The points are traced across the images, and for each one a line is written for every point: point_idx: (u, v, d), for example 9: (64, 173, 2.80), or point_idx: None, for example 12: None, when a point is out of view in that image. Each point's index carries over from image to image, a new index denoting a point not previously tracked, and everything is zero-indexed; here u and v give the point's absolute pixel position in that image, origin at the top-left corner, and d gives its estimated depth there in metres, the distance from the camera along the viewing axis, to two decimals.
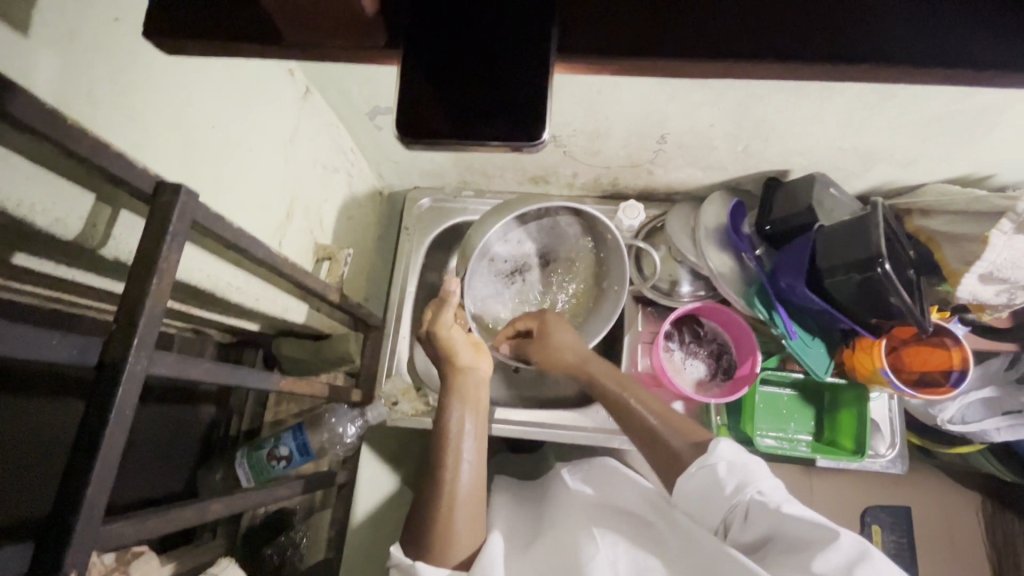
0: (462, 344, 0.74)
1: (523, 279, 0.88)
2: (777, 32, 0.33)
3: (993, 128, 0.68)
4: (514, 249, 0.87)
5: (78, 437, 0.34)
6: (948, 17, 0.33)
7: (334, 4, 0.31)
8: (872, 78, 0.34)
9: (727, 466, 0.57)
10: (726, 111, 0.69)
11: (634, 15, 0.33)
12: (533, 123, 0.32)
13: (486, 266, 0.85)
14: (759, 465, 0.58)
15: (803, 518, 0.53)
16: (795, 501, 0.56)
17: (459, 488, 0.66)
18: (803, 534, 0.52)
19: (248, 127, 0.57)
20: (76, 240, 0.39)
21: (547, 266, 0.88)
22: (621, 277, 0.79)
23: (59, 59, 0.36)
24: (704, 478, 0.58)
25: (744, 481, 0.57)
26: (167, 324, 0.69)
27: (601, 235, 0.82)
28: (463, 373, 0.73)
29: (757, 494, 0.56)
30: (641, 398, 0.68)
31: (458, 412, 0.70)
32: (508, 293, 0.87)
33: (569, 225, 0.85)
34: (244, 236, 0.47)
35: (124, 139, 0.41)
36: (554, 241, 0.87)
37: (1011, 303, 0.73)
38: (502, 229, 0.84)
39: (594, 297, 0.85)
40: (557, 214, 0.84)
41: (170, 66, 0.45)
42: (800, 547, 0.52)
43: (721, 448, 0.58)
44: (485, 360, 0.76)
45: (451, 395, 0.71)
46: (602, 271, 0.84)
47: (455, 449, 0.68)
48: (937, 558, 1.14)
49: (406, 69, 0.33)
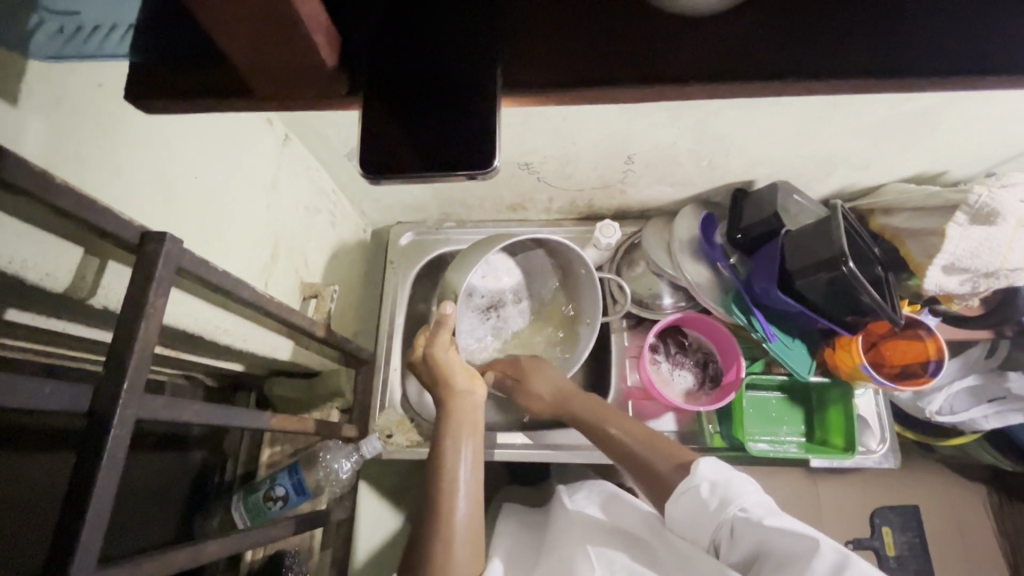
0: (457, 369, 0.75)
1: (499, 314, 0.91)
2: (715, 57, 0.35)
3: (937, 127, 0.72)
4: (493, 285, 0.90)
5: (72, 484, 0.35)
6: (870, 30, 0.35)
7: (298, 62, 0.33)
8: (811, 92, 0.37)
9: (708, 486, 0.58)
10: (686, 128, 0.73)
11: (579, 47, 0.36)
12: (485, 152, 0.35)
13: (464, 302, 0.87)
14: (744, 483, 0.58)
15: (785, 530, 0.52)
16: (782, 515, 0.54)
17: (457, 516, 0.66)
18: (786, 547, 0.51)
19: (230, 176, 0.59)
20: (65, 292, 0.40)
21: (521, 302, 0.92)
22: (593, 311, 0.85)
23: (48, 125, 0.39)
24: (689, 500, 0.59)
25: (727, 498, 0.56)
26: (157, 371, 0.70)
27: (572, 267, 0.87)
28: (461, 398, 0.74)
29: (741, 509, 0.55)
30: (619, 423, 0.72)
31: (453, 439, 0.71)
32: (484, 328, 0.90)
33: (540, 258, 0.90)
34: (230, 278, 0.49)
35: (111, 194, 0.44)
36: (530, 278, 0.92)
37: (976, 291, 0.76)
38: (484, 266, 0.88)
39: (567, 327, 0.90)
40: (529, 249, 0.90)
41: (151, 123, 0.47)
42: (785, 561, 0.50)
43: (701, 469, 0.59)
44: (481, 385, 0.77)
45: (448, 420, 0.72)
46: (573, 305, 0.89)
47: (452, 475, 0.69)
48: (952, 556, 1.13)
49: (371, 113, 0.36)
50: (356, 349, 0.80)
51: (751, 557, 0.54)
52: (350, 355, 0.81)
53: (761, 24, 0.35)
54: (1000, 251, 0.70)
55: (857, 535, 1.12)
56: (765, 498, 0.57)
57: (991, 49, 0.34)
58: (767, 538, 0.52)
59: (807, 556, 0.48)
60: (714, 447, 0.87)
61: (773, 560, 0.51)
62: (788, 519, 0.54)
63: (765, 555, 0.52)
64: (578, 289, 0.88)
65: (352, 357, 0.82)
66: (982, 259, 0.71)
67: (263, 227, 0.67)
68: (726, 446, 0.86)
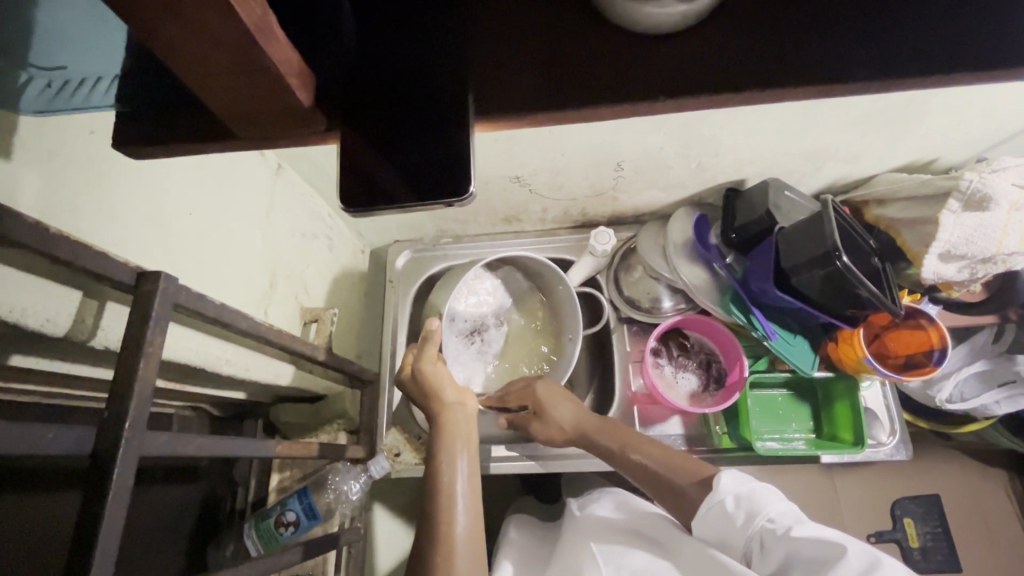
0: (446, 383, 0.77)
1: (482, 338, 0.92)
2: (687, 73, 0.36)
3: (923, 116, 0.72)
4: (475, 309, 0.92)
5: (80, 524, 0.36)
6: (835, 36, 0.36)
7: (274, 104, 0.34)
8: (788, 100, 0.37)
9: (733, 499, 0.57)
10: (672, 133, 0.73)
11: (549, 71, 0.37)
12: (460, 179, 0.35)
13: (447, 328, 0.87)
14: (768, 492, 0.57)
15: (813, 538, 0.50)
16: (811, 523, 0.53)
17: (457, 530, 0.66)
18: (817, 555, 0.49)
19: (226, 211, 0.61)
20: (66, 335, 0.41)
21: (503, 324, 0.94)
22: (575, 326, 0.87)
23: (41, 177, 0.40)
24: (713, 517, 0.58)
25: (753, 510, 0.55)
26: (164, 404, 0.70)
27: (551, 287, 0.91)
28: (451, 409, 0.75)
29: (768, 520, 0.54)
30: (639, 446, 0.71)
31: (447, 454, 0.72)
32: (468, 353, 0.90)
33: (517, 277, 0.95)
34: (227, 311, 0.50)
35: (107, 239, 0.45)
36: (509, 296, 0.95)
37: (974, 277, 0.76)
38: (462, 288, 0.90)
39: (552, 342, 0.93)
40: (506, 269, 0.94)
41: (143, 167, 0.49)
42: (816, 570, 0.49)
43: (724, 482, 0.58)
44: (471, 398, 0.78)
45: (443, 433, 0.73)
46: (555, 321, 0.93)
47: (448, 488, 0.69)
48: (980, 544, 1.11)
49: (354, 146, 0.37)
50: (359, 371, 0.81)
51: (783, 570, 0.52)
52: (357, 378, 0.82)
53: (732, 32, 0.36)
54: (995, 236, 0.70)
55: (879, 528, 1.11)
56: (792, 506, 0.56)
57: (963, 43, 0.35)
58: (795, 547, 0.51)
59: (837, 562, 0.47)
60: (722, 448, 0.86)
61: (805, 571, 0.50)
62: (816, 526, 0.53)
63: (796, 566, 0.51)
64: (558, 306, 0.92)
65: (356, 379, 0.83)
66: (978, 244, 0.71)
67: (261, 256, 0.68)
68: (735, 447, 0.86)
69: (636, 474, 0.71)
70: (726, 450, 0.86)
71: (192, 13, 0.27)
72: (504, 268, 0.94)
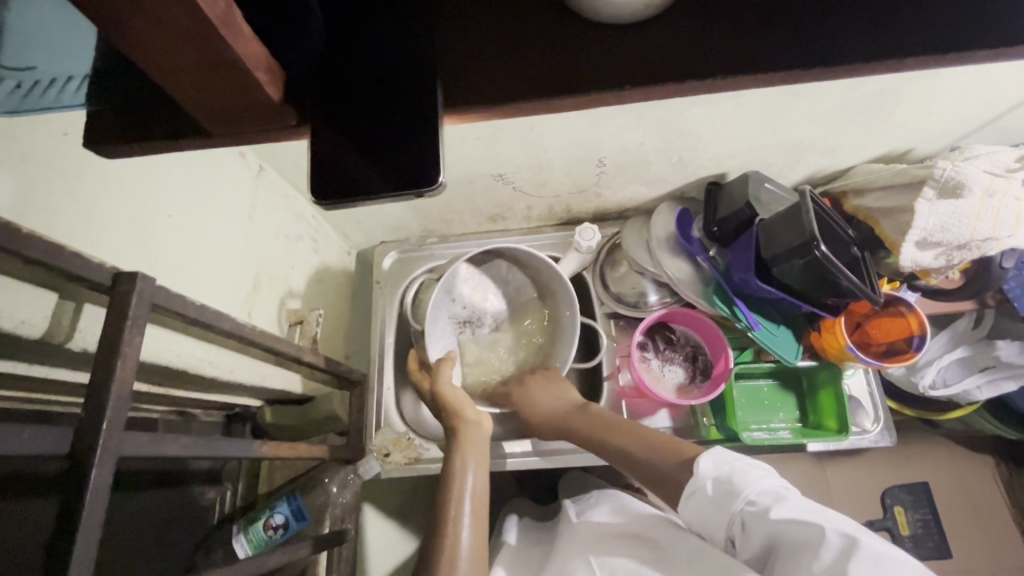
0: (468, 403, 0.78)
1: (471, 332, 0.92)
2: (651, 61, 0.36)
3: (897, 106, 0.73)
4: (476, 302, 0.93)
5: (58, 524, 0.36)
6: (795, 21, 0.36)
7: (246, 100, 0.35)
8: (755, 87, 0.37)
9: (712, 483, 0.57)
10: (651, 128, 0.74)
11: (518, 62, 0.37)
12: (432, 170, 0.36)
13: (445, 305, 0.90)
14: (749, 470, 0.56)
15: (791, 522, 0.50)
16: (791, 501, 0.52)
17: (460, 546, 0.65)
18: (797, 538, 0.49)
19: (205, 213, 0.60)
20: (42, 337, 0.41)
21: (497, 331, 0.94)
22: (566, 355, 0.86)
23: (15, 180, 0.40)
24: (696, 502, 0.58)
25: (732, 493, 0.55)
26: (149, 407, 0.70)
27: (557, 311, 0.90)
28: (468, 427, 0.75)
29: (748, 503, 0.54)
30: (633, 435, 0.70)
31: (461, 460, 0.72)
32: (451, 336, 0.90)
33: (529, 291, 0.94)
34: (208, 311, 0.50)
35: (82, 241, 0.45)
36: (512, 307, 0.95)
37: (951, 263, 0.77)
38: (474, 278, 0.92)
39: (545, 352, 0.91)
40: (518, 275, 0.93)
41: (120, 168, 0.49)
42: (796, 552, 0.49)
43: (703, 466, 0.58)
44: (489, 419, 0.78)
45: (456, 446, 0.74)
46: (550, 340, 0.91)
47: (457, 505, 0.69)
48: (970, 530, 1.12)
49: (330, 141, 0.37)
50: (347, 372, 0.81)
51: (765, 552, 0.53)
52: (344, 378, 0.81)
53: (700, 19, 0.37)
54: (968, 222, 0.71)
55: (870, 518, 1.12)
56: (774, 482, 0.56)
57: (916, 28, 0.36)
58: (776, 530, 0.51)
59: (813, 545, 0.48)
60: (711, 440, 0.86)
61: (786, 553, 0.50)
62: (797, 503, 0.52)
63: (778, 546, 0.51)
64: (557, 330, 0.90)
65: (344, 380, 0.82)
66: (953, 232, 0.72)
67: (243, 257, 0.68)
68: (724, 438, 0.85)
69: (623, 463, 0.69)
70: (715, 442, 0.86)
71: (155, 12, 0.28)
72: (519, 277, 0.93)
